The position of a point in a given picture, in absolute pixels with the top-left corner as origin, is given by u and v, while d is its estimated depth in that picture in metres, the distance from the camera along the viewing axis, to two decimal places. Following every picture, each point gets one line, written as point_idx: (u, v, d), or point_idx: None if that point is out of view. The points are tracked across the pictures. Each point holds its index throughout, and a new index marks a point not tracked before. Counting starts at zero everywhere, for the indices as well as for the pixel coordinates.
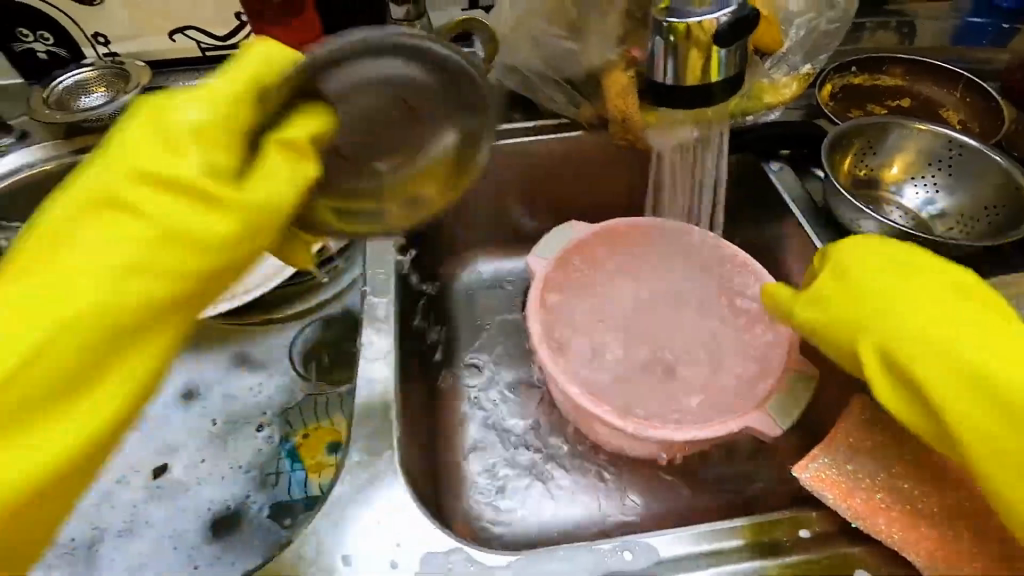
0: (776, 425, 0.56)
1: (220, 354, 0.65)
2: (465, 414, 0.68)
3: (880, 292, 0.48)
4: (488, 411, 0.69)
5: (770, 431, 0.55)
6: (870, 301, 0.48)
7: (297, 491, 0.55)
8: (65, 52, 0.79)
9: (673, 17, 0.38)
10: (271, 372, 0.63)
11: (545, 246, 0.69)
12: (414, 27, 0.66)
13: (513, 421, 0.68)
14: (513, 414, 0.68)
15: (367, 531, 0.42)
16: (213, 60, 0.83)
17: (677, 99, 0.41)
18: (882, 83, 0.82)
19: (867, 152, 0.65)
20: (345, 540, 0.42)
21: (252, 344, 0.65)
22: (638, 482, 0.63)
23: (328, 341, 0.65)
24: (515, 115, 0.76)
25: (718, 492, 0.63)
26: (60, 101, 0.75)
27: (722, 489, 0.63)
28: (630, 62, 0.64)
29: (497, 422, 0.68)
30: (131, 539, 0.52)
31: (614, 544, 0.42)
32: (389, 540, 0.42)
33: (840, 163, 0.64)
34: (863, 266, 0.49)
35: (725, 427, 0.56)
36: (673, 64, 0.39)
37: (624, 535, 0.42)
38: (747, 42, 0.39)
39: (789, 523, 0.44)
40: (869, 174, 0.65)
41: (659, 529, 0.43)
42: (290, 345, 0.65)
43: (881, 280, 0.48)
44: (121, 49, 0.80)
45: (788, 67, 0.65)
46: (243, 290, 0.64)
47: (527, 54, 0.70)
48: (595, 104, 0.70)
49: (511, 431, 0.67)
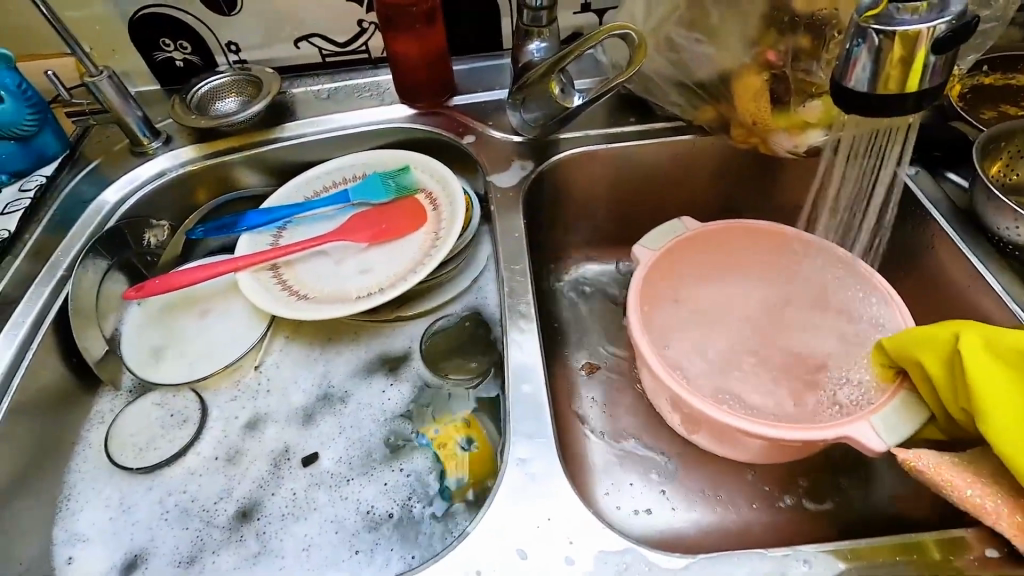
0: (883, 439, 0.49)
1: (355, 352, 0.68)
2: (588, 415, 0.68)
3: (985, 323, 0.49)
4: (611, 413, 0.69)
5: (876, 445, 0.49)
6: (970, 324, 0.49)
7: (438, 485, 0.58)
8: (199, 60, 0.84)
9: (882, 24, 0.37)
10: (403, 372, 0.66)
11: (652, 237, 0.68)
12: (544, 33, 0.67)
13: (635, 423, 0.68)
14: (636, 416, 0.68)
15: (530, 536, 0.44)
16: (332, 66, 0.87)
17: (870, 108, 0.40)
18: (1015, 82, 0.78)
19: (1016, 156, 0.63)
20: (512, 541, 0.44)
21: (384, 343, 0.69)
22: (770, 489, 0.62)
23: (454, 341, 0.68)
24: (630, 118, 0.76)
25: (853, 502, 0.61)
26: (199, 107, 0.80)
27: (859, 499, 0.61)
28: (765, 65, 0.64)
29: (614, 423, 0.68)
30: (297, 522, 0.56)
31: (793, 554, 0.42)
32: (567, 538, 0.44)
33: (987, 167, 0.62)
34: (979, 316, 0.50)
35: (813, 430, 0.51)
36: (874, 72, 0.39)
37: (800, 546, 0.42)
38: (960, 49, 0.38)
39: (971, 542, 0.43)
40: (1017, 180, 0.63)
41: (831, 541, 0.43)
42: (418, 343, 0.68)
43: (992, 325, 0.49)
44: (249, 56, 0.84)
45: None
46: (378, 290, 0.67)
47: (656, 59, 0.70)
48: (721, 107, 0.69)
49: (634, 432, 0.67)
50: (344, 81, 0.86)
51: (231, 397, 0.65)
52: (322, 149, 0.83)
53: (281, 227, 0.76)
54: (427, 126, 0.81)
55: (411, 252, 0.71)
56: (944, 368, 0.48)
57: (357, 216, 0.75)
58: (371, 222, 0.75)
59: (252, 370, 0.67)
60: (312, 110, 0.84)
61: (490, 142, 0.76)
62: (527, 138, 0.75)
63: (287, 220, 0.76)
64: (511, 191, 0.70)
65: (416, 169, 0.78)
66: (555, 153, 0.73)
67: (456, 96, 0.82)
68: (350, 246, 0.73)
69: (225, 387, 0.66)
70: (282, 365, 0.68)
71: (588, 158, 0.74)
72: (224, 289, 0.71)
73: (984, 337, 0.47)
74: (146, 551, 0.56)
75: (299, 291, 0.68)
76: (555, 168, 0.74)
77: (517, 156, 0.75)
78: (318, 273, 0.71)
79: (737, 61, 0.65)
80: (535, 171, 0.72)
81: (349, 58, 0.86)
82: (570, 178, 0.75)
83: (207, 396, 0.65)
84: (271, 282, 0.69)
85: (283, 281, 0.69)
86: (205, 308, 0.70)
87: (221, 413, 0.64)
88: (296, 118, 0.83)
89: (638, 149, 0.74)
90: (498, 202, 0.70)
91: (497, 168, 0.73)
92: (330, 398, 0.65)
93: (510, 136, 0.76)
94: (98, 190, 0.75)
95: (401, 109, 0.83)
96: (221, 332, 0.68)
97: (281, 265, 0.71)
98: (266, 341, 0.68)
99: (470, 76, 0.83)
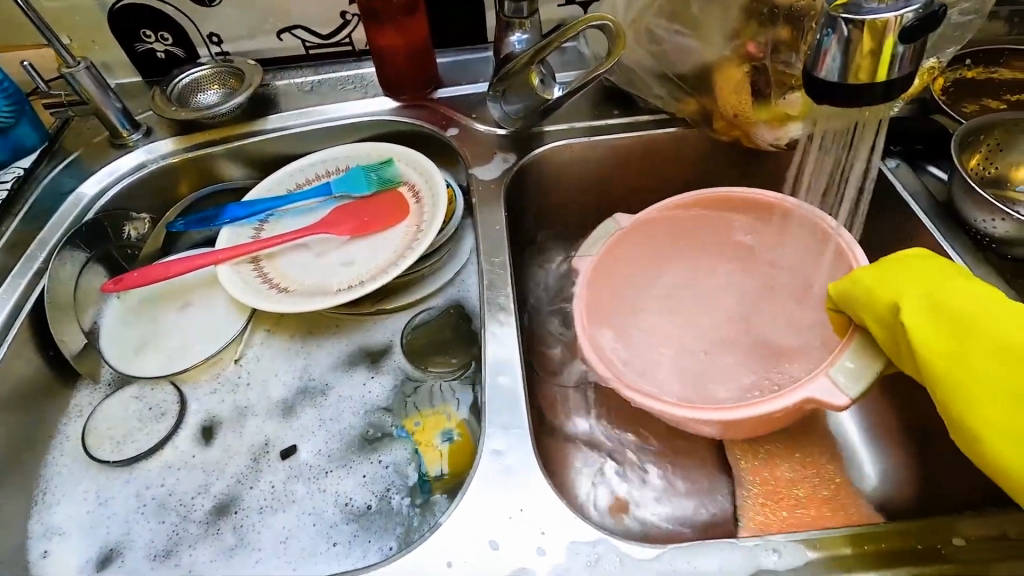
0: (843, 391, 0.49)
1: (337, 345, 0.68)
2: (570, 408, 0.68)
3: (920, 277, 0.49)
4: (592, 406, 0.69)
5: (836, 398, 0.49)
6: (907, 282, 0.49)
7: (417, 478, 0.58)
8: (182, 51, 0.83)
9: (850, 13, 0.37)
10: (384, 365, 0.66)
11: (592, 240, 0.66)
12: (526, 24, 0.67)
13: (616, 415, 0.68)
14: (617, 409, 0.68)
15: (502, 526, 0.44)
16: (315, 58, 0.86)
17: (841, 98, 0.40)
18: (998, 76, 0.78)
19: (995, 149, 0.63)
20: (483, 531, 0.44)
21: (366, 336, 0.68)
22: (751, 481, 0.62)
23: (437, 333, 0.67)
24: (614, 111, 0.76)
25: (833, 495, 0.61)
26: (180, 99, 0.79)
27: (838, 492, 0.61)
28: (747, 57, 0.64)
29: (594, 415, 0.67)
30: (275, 515, 0.56)
31: (764, 543, 0.42)
32: (539, 528, 0.44)
33: (967, 160, 0.62)
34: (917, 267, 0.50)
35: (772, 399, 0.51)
36: (843, 61, 0.39)
37: (771, 536, 0.43)
38: (928, 39, 0.38)
39: (941, 532, 0.43)
40: (997, 173, 0.63)
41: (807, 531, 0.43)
42: (400, 335, 0.68)
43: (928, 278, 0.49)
44: (232, 48, 0.84)
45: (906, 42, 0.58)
46: (359, 283, 0.67)
47: (638, 52, 0.70)
48: (703, 100, 0.69)
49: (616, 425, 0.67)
50: (328, 74, 0.86)
51: (210, 390, 0.65)
52: (305, 142, 0.83)
53: (263, 220, 0.76)
54: (410, 119, 0.80)
55: (393, 245, 0.71)
56: (887, 329, 0.49)
57: (340, 209, 0.75)
58: (353, 214, 0.74)
59: (232, 362, 0.67)
60: (295, 102, 0.84)
61: (473, 134, 0.76)
62: (510, 130, 0.75)
63: (268, 213, 0.76)
64: (493, 183, 0.70)
65: (399, 162, 0.78)
66: (538, 146, 0.73)
67: (440, 89, 0.82)
68: (332, 239, 0.73)
69: (205, 380, 0.66)
70: (262, 357, 0.67)
71: (571, 151, 0.73)
72: (205, 282, 0.71)
73: (924, 298, 0.47)
74: (122, 544, 0.56)
75: (279, 284, 0.68)
76: (538, 161, 0.74)
77: (500, 148, 0.75)
78: (299, 266, 0.70)
79: (718, 54, 0.65)
80: (517, 163, 0.72)
81: (333, 50, 0.85)
82: (553, 171, 0.75)
83: (186, 389, 0.65)
84: (251, 275, 0.69)
85: (264, 274, 0.69)
86: (185, 301, 0.69)
87: (201, 405, 0.64)
88: (279, 110, 0.83)
89: (621, 143, 0.74)
90: (479, 194, 0.69)
91: (479, 161, 0.73)
92: (311, 391, 0.64)
93: (493, 129, 0.76)
94: (77, 182, 0.74)
95: (385, 101, 0.82)
96: (201, 324, 0.68)
97: (262, 258, 0.71)
98: (246, 334, 0.68)
99: (454, 69, 0.83)
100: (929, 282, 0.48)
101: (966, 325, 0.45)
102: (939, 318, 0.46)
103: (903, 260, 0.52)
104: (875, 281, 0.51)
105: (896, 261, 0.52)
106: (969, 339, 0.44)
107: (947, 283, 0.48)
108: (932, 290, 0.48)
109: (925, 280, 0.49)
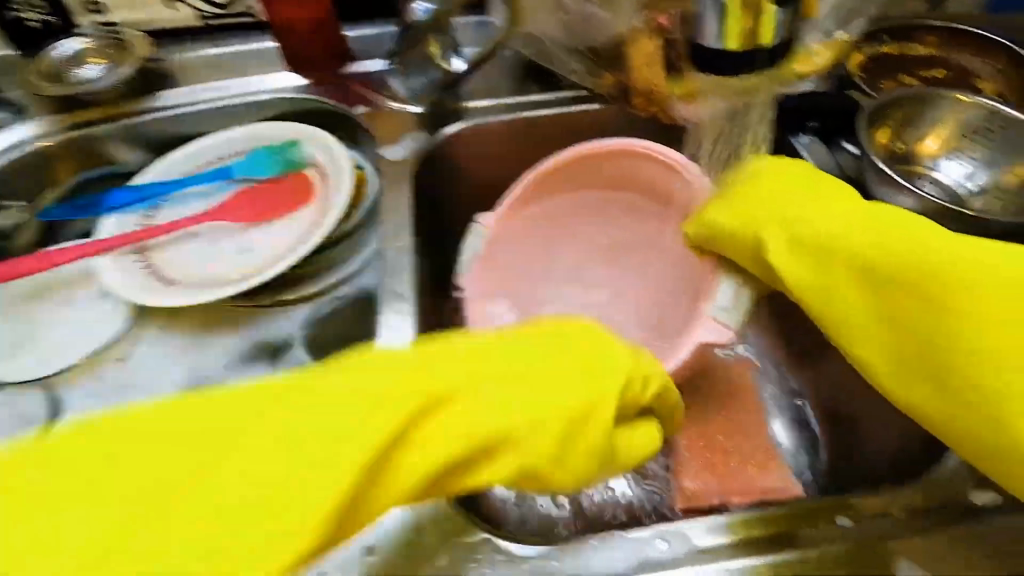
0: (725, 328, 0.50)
1: (235, 342, 0.63)
2: None
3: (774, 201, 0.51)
4: None
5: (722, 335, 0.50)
6: (764, 209, 0.50)
7: None
8: (59, 21, 0.75)
9: None
10: (286, 360, 0.62)
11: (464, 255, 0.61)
12: None
13: None
14: None
15: (380, 535, 0.41)
16: (213, 29, 0.79)
17: None
18: (914, 53, 0.77)
19: (904, 125, 0.62)
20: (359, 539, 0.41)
21: (267, 330, 0.64)
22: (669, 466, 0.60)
23: (345, 325, 0.64)
24: (533, 87, 0.73)
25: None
26: (56, 73, 0.72)
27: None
28: (658, 30, 0.61)
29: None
30: None
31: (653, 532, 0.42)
32: (422, 537, 0.41)
33: (876, 137, 0.61)
34: (770, 186, 0.52)
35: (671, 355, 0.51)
36: None
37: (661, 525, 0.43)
38: None
39: (824, 513, 0.43)
40: (905, 150, 0.63)
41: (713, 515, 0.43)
42: (304, 328, 0.64)
43: (781, 197, 0.51)
44: (118, 18, 0.76)
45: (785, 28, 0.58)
46: (255, 272, 0.62)
47: (551, 24, 0.66)
48: (619, 75, 0.67)
49: None
50: (227, 47, 0.79)
51: (90, 392, 0.60)
52: (205, 122, 0.77)
53: (155, 207, 0.70)
54: (316, 96, 0.75)
55: (295, 232, 0.66)
56: (757, 263, 0.50)
57: (239, 194, 0.70)
58: (253, 199, 0.69)
59: (116, 363, 0.61)
60: (191, 79, 0.77)
61: (384, 112, 0.71)
62: (424, 108, 0.71)
63: (160, 199, 0.70)
64: (401, 164, 0.66)
65: (306, 143, 0.73)
66: (451, 125, 0.70)
67: (350, 64, 0.77)
68: (229, 226, 0.67)
69: (84, 382, 0.60)
70: (150, 356, 0.62)
71: (486, 130, 0.70)
72: (87, 274, 0.65)
73: (779, 226, 0.49)
74: None
75: (167, 276, 0.63)
76: (453, 141, 0.70)
77: (412, 127, 0.70)
78: (191, 256, 0.65)
79: (630, 26, 0.62)
80: (428, 143, 0.68)
81: (232, 21, 0.78)
82: (467, 151, 0.71)
83: (63, 392, 0.59)
84: (136, 266, 0.63)
85: (150, 265, 0.63)
86: (64, 295, 0.64)
87: (79, 409, 0.58)
88: (174, 86, 0.76)
89: (540, 121, 0.71)
90: (387, 176, 0.65)
91: (388, 141, 0.69)
92: (203, 390, 0.60)
93: (406, 106, 0.71)
94: None
95: (291, 78, 0.77)
96: (80, 321, 0.62)
97: (150, 248, 0.65)
98: (132, 331, 0.62)
99: (367, 43, 0.78)
100: (773, 200, 0.51)
101: (809, 238, 0.48)
102: (787, 236, 0.49)
103: (748, 177, 0.53)
104: (730, 208, 0.53)
105: (743, 183, 0.53)
106: (813, 251, 0.47)
107: (790, 199, 0.50)
108: (776, 207, 0.50)
109: (769, 198, 0.51)
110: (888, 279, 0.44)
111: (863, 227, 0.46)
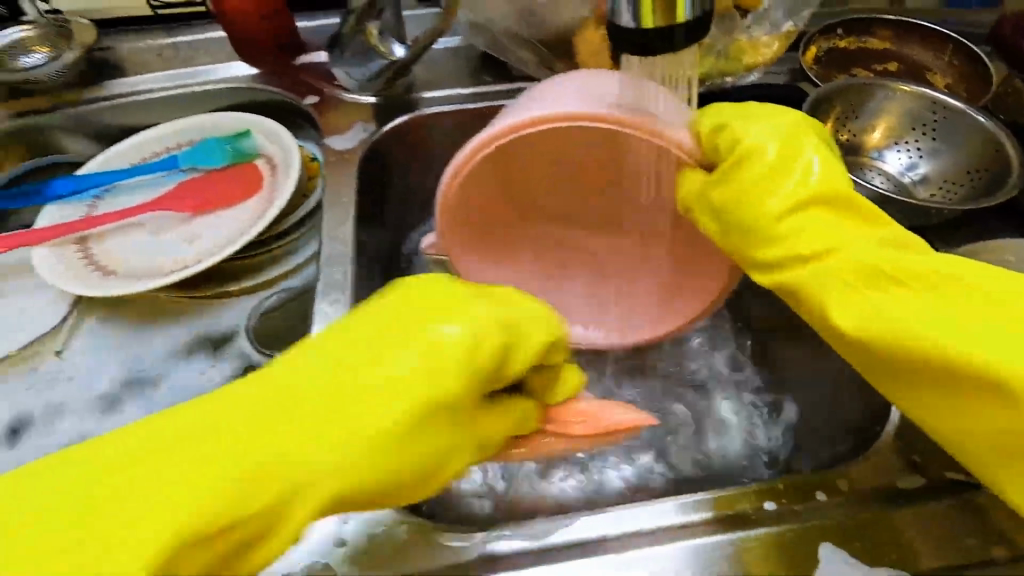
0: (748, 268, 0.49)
1: (176, 333, 0.62)
2: None
3: (787, 225, 0.40)
4: None
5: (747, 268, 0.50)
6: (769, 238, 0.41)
7: None
8: (4, 9, 0.74)
9: None
10: (226, 352, 0.61)
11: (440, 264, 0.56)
12: None
13: None
14: None
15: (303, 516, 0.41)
16: (165, 19, 0.78)
17: (640, 48, 0.37)
18: (867, 46, 0.76)
19: (849, 115, 0.63)
20: None
21: (210, 321, 0.63)
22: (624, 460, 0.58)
23: (290, 316, 0.63)
24: (486, 78, 0.73)
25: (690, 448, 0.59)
26: None
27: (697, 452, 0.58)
28: (602, 19, 0.61)
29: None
30: None
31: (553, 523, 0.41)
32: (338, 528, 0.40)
33: (820, 127, 0.62)
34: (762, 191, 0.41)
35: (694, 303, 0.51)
36: (636, 8, 0.35)
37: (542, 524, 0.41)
38: None
39: (750, 496, 0.41)
40: (851, 139, 0.63)
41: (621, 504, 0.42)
42: (248, 321, 0.63)
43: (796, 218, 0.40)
44: (66, 7, 0.75)
45: (723, 32, 0.62)
46: (196, 262, 0.61)
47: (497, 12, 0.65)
48: (567, 64, 0.67)
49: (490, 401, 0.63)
50: (179, 37, 0.78)
51: (24, 384, 0.58)
52: (154, 112, 0.76)
53: (99, 197, 0.69)
54: (269, 87, 0.74)
55: (239, 222, 0.65)
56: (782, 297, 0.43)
57: (186, 184, 0.69)
58: (199, 189, 0.68)
59: (52, 355, 0.60)
60: (139, 69, 0.76)
61: (334, 103, 0.70)
62: (376, 97, 0.71)
63: (104, 189, 0.69)
64: (349, 153, 0.66)
65: (255, 133, 0.72)
66: (403, 113, 0.69)
67: (302, 55, 0.76)
68: (173, 217, 0.67)
69: (18, 374, 0.59)
70: (87, 347, 0.60)
71: (435, 120, 0.69)
72: (26, 265, 0.64)
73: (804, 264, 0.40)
74: None
75: (106, 266, 0.62)
76: (402, 131, 0.69)
77: (363, 117, 0.70)
78: (132, 246, 0.64)
79: (575, 15, 0.62)
80: (377, 133, 0.68)
81: (184, 11, 0.78)
82: (419, 140, 0.70)
83: None
84: (75, 256, 0.62)
85: (90, 255, 0.62)
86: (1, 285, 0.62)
87: (10, 402, 0.57)
88: (123, 76, 0.75)
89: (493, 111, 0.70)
90: (332, 165, 0.64)
91: (336, 131, 0.68)
92: (140, 381, 0.59)
93: (358, 96, 0.71)
94: None
95: (242, 68, 0.76)
96: (18, 313, 0.61)
97: (90, 239, 0.64)
98: (70, 322, 0.61)
99: (320, 33, 0.77)
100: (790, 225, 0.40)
101: (825, 298, 0.40)
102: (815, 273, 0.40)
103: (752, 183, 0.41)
104: (725, 223, 0.42)
105: (731, 174, 0.41)
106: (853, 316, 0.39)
107: (804, 217, 0.40)
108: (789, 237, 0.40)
109: (781, 231, 0.40)
110: (923, 362, 0.37)
111: (893, 297, 0.38)
